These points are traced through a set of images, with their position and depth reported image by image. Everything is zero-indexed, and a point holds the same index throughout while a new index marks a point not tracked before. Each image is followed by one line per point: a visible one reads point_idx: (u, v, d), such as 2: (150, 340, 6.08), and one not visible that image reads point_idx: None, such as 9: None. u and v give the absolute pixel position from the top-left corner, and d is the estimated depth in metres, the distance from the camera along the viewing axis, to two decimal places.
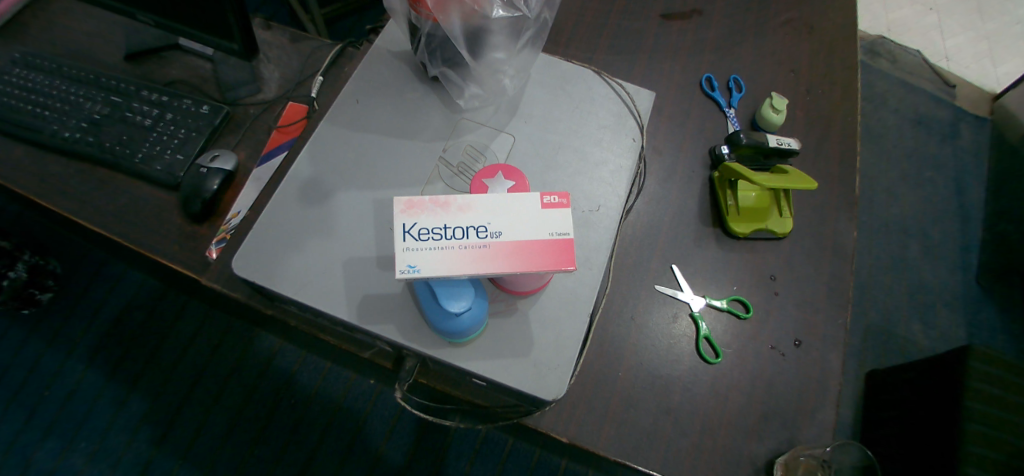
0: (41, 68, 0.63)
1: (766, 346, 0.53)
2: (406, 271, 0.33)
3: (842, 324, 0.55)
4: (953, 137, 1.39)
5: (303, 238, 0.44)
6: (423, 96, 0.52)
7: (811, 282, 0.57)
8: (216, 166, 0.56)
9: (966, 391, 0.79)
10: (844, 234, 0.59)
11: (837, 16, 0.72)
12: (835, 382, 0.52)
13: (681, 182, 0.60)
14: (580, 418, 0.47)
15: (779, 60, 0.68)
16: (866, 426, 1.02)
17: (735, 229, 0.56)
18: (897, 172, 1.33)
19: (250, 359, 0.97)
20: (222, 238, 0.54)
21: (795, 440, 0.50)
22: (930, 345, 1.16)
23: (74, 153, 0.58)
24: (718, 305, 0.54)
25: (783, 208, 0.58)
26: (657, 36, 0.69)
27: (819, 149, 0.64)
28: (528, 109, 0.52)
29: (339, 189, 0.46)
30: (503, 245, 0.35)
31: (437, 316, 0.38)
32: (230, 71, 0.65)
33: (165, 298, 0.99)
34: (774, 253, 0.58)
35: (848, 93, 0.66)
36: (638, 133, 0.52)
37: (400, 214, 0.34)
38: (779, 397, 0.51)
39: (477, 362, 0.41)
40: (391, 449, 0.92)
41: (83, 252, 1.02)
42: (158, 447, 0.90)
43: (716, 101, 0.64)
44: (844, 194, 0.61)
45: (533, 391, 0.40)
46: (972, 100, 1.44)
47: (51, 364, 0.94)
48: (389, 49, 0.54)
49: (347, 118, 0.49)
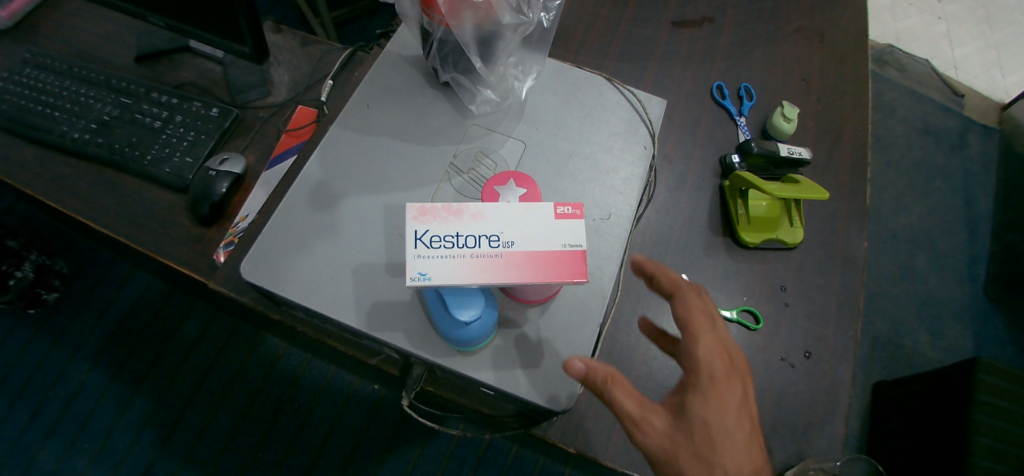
0: (52, 69, 0.63)
1: (776, 357, 0.52)
2: (417, 278, 0.34)
3: (852, 335, 0.54)
4: (961, 147, 1.38)
5: (312, 241, 0.44)
6: (433, 101, 0.52)
7: (821, 293, 0.56)
8: (225, 169, 0.55)
9: (973, 403, 0.78)
10: (855, 244, 0.59)
11: (848, 25, 0.71)
12: (846, 393, 0.51)
13: (691, 191, 0.59)
14: (588, 428, 0.46)
15: (790, 69, 0.68)
16: (874, 436, 1.01)
17: (745, 239, 0.56)
18: (905, 181, 1.32)
19: (255, 361, 0.97)
20: (230, 241, 0.54)
21: (805, 452, 0.49)
22: (938, 356, 1.14)
23: (84, 155, 0.58)
24: (727, 315, 0.53)
25: (794, 218, 0.58)
26: (668, 43, 0.68)
27: (830, 158, 0.63)
28: (539, 116, 0.51)
29: (349, 194, 0.46)
30: (514, 254, 0.35)
31: (446, 324, 0.38)
32: (240, 74, 0.65)
33: (171, 299, 0.99)
34: (784, 263, 0.57)
35: (860, 103, 0.66)
36: (650, 141, 0.52)
37: (412, 221, 0.34)
38: (789, 410, 0.50)
39: (485, 371, 0.40)
40: (393, 455, 0.92)
41: (90, 252, 1.02)
42: (161, 449, 0.90)
43: (728, 109, 0.64)
44: (855, 203, 0.61)
45: (544, 402, 0.40)
46: (980, 111, 1.43)
47: (56, 364, 0.94)
48: (400, 54, 0.54)
49: (357, 122, 0.49)
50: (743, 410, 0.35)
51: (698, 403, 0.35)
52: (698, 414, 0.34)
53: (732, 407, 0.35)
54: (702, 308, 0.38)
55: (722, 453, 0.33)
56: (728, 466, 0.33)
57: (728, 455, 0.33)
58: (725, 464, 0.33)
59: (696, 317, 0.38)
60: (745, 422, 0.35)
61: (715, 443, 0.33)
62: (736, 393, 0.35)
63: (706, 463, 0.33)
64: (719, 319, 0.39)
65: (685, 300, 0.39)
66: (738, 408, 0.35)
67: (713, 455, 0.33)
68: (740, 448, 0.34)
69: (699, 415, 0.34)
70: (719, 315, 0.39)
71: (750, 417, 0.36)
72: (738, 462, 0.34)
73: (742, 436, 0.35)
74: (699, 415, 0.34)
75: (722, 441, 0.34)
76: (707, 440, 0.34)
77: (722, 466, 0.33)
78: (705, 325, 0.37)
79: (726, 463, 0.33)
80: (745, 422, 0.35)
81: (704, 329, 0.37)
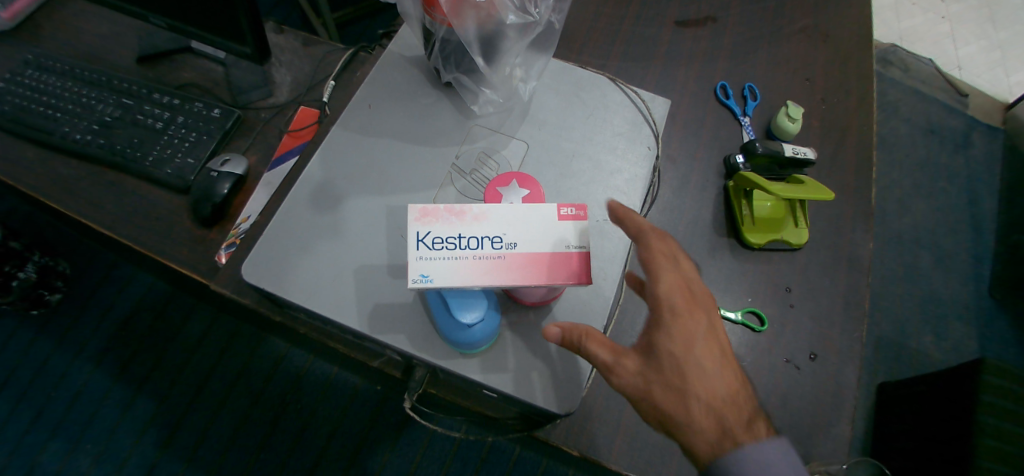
0: (53, 70, 0.63)
1: (781, 359, 0.52)
2: (418, 280, 0.34)
3: (858, 337, 0.53)
4: (965, 147, 1.37)
5: (314, 242, 0.44)
6: (436, 101, 0.51)
7: (826, 294, 0.56)
8: (226, 170, 0.55)
9: (978, 404, 0.78)
10: (860, 245, 0.58)
11: (852, 25, 0.71)
12: (851, 396, 0.51)
13: (695, 191, 0.59)
14: (593, 431, 0.46)
15: (794, 69, 0.67)
16: (878, 438, 1.00)
17: (750, 239, 0.56)
18: (909, 182, 1.32)
19: (257, 362, 0.97)
20: (232, 242, 0.54)
21: (810, 455, 0.49)
22: (943, 357, 1.14)
23: (86, 156, 0.57)
24: (732, 317, 0.53)
25: (798, 219, 0.57)
26: (672, 43, 0.68)
27: (835, 158, 0.63)
28: (543, 116, 0.51)
29: (351, 195, 0.46)
30: (517, 256, 0.35)
31: (448, 327, 0.38)
32: (242, 74, 0.65)
33: (173, 300, 0.99)
34: (789, 264, 0.57)
35: (865, 102, 0.65)
36: (654, 141, 0.51)
37: (413, 222, 0.34)
38: (793, 412, 0.50)
39: (488, 374, 0.40)
40: (396, 456, 0.91)
41: (92, 253, 1.02)
42: (164, 450, 0.90)
43: (732, 109, 0.64)
44: (860, 204, 0.60)
45: (549, 405, 0.40)
46: (984, 110, 1.42)
47: (59, 365, 0.94)
48: (402, 54, 0.54)
49: (358, 122, 0.49)
50: (712, 338, 0.35)
51: (665, 339, 0.35)
52: (666, 350, 0.34)
53: (698, 336, 0.35)
54: (662, 247, 0.38)
55: (693, 381, 0.34)
56: (700, 392, 0.34)
57: (699, 383, 0.34)
58: (697, 391, 0.34)
59: (655, 257, 0.37)
60: (714, 349, 0.35)
61: (685, 373, 0.34)
62: (702, 323, 0.36)
63: (679, 392, 0.33)
64: (680, 254, 0.39)
65: (645, 242, 0.38)
66: (706, 336, 0.35)
67: (685, 384, 0.34)
68: (712, 373, 0.34)
69: (667, 350, 0.34)
70: (680, 251, 0.39)
71: (721, 344, 0.36)
72: (710, 388, 0.34)
73: (713, 362, 0.35)
74: (667, 349, 0.34)
75: (692, 370, 0.34)
76: (677, 371, 0.34)
77: (695, 393, 0.34)
78: (665, 263, 0.37)
79: (699, 389, 0.34)
80: (716, 349, 0.35)
81: (664, 266, 0.37)
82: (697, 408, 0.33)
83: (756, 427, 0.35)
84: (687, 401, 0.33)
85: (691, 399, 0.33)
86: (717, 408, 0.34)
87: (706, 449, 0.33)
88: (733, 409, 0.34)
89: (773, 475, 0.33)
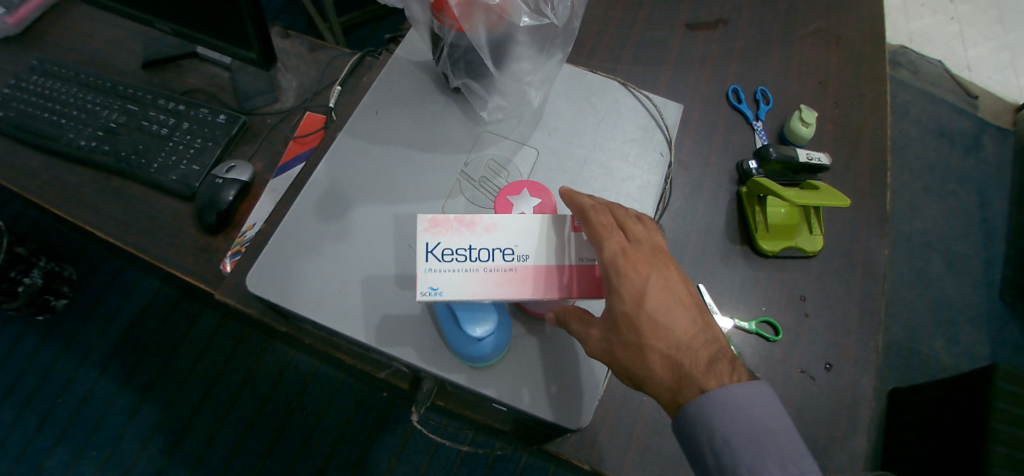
0: (59, 76, 0.63)
1: (796, 370, 0.51)
2: (428, 292, 0.33)
3: (874, 347, 0.52)
4: (975, 149, 1.35)
5: (320, 251, 0.43)
6: (444, 107, 0.51)
7: (843, 303, 0.54)
8: (232, 177, 0.55)
9: (992, 412, 0.76)
10: (876, 253, 0.57)
11: (864, 27, 0.70)
12: (868, 407, 0.50)
13: (707, 198, 0.58)
14: (603, 444, 0.44)
15: (807, 72, 0.66)
16: (889, 446, 0.99)
17: (763, 247, 0.54)
18: (918, 186, 1.30)
19: (264, 369, 0.96)
20: (237, 250, 0.53)
21: (825, 467, 0.48)
22: (954, 363, 1.12)
23: (90, 163, 0.57)
24: (746, 326, 0.52)
25: (814, 225, 0.56)
26: (682, 46, 0.67)
27: (850, 164, 0.61)
28: (553, 123, 0.50)
29: (360, 203, 0.45)
30: (529, 269, 0.34)
31: (458, 340, 0.37)
32: (248, 80, 0.64)
33: (179, 304, 0.99)
34: (804, 271, 0.56)
35: (879, 106, 0.64)
36: (666, 147, 0.50)
37: (423, 233, 0.34)
38: (809, 425, 0.49)
39: (497, 387, 0.39)
40: (402, 464, 0.90)
41: (99, 257, 1.02)
42: (169, 457, 0.89)
43: (744, 113, 0.63)
44: (875, 210, 0.59)
45: (556, 419, 0.39)
46: (994, 112, 1.39)
47: (65, 370, 0.94)
48: (410, 59, 0.53)
49: (365, 129, 0.48)
50: (660, 289, 0.34)
51: (617, 301, 0.34)
52: (619, 312, 0.34)
53: (646, 291, 0.34)
54: (602, 218, 0.35)
55: (649, 335, 0.34)
56: (656, 343, 0.34)
57: (656, 337, 0.34)
58: (653, 344, 0.33)
59: (597, 229, 0.35)
60: (666, 298, 0.35)
61: (641, 329, 0.34)
62: (649, 277, 0.34)
63: (637, 349, 0.34)
64: (624, 218, 0.37)
65: (585, 218, 0.36)
66: (655, 289, 0.34)
67: (642, 340, 0.34)
68: (667, 323, 0.34)
69: (620, 311, 0.34)
70: (623, 216, 0.37)
71: (673, 294, 0.35)
72: (666, 338, 0.34)
73: (665, 312, 0.34)
74: (620, 311, 0.34)
75: (646, 325, 0.33)
76: (633, 328, 0.34)
77: (651, 345, 0.33)
78: (608, 231, 0.35)
79: (655, 342, 0.34)
80: (668, 300, 0.35)
81: (605, 234, 0.35)
82: (656, 359, 0.34)
83: (718, 366, 0.34)
84: (645, 355, 0.34)
85: (649, 354, 0.34)
86: (675, 356, 0.34)
87: (669, 395, 0.34)
88: (690, 355, 0.34)
89: (745, 414, 0.34)
